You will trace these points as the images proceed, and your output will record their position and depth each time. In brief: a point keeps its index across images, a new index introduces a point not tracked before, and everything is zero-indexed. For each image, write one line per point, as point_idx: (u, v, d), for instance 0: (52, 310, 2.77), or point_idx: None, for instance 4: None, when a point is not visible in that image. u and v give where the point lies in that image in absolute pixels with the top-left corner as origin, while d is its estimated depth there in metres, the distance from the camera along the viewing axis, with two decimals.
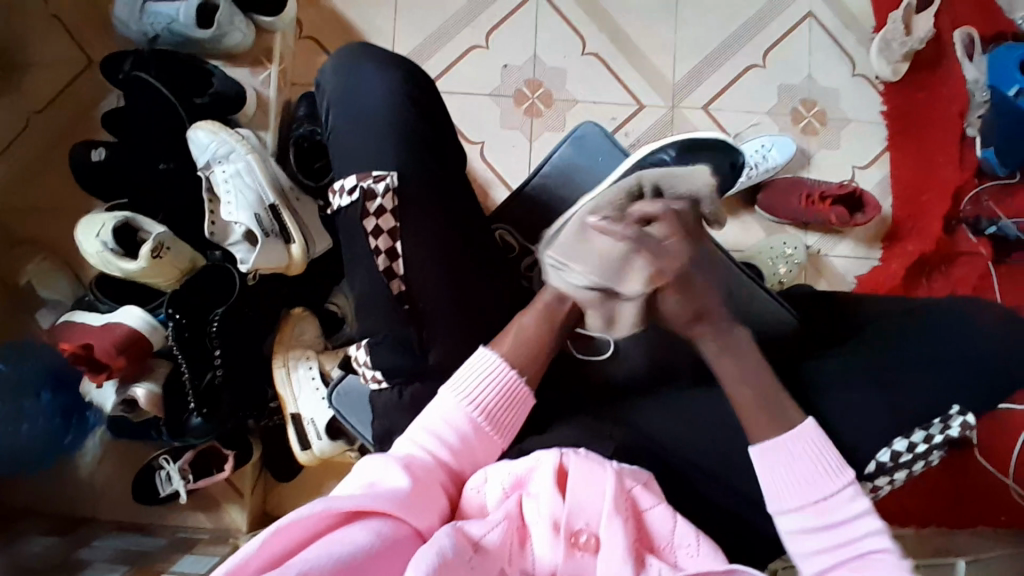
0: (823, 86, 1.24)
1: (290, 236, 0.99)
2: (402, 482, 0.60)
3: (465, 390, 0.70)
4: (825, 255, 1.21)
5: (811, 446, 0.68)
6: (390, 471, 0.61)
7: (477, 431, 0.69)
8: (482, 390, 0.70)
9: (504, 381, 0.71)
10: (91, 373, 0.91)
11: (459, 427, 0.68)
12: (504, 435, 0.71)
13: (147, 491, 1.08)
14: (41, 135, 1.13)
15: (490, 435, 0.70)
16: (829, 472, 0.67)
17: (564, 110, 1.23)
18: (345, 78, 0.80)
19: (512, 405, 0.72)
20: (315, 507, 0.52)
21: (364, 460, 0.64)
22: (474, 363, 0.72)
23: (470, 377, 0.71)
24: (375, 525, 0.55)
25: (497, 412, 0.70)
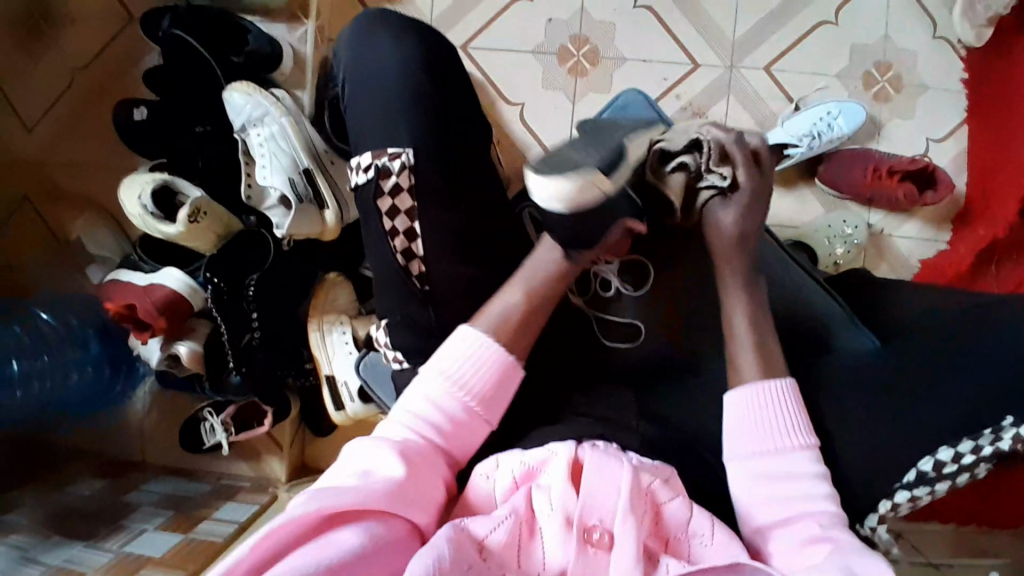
0: (902, 46, 1.12)
1: (324, 202, 0.98)
2: (397, 471, 0.61)
3: (452, 372, 0.68)
4: (889, 235, 1.12)
5: (772, 404, 0.65)
6: (387, 458, 0.63)
7: (466, 413, 0.68)
8: (471, 372, 0.68)
9: (495, 363, 0.69)
10: (136, 331, 0.96)
11: (448, 409, 0.67)
12: (494, 414, 0.69)
13: (192, 440, 1.13)
14: (88, 92, 1.14)
15: (479, 418, 0.68)
16: (788, 429, 0.64)
17: (610, 70, 1.15)
18: (363, 45, 0.77)
19: (501, 385, 0.69)
20: (308, 508, 0.55)
21: (355, 444, 0.66)
22: (461, 343, 0.69)
23: (454, 359, 0.69)
24: (368, 524, 0.57)
25: (488, 395, 0.68)
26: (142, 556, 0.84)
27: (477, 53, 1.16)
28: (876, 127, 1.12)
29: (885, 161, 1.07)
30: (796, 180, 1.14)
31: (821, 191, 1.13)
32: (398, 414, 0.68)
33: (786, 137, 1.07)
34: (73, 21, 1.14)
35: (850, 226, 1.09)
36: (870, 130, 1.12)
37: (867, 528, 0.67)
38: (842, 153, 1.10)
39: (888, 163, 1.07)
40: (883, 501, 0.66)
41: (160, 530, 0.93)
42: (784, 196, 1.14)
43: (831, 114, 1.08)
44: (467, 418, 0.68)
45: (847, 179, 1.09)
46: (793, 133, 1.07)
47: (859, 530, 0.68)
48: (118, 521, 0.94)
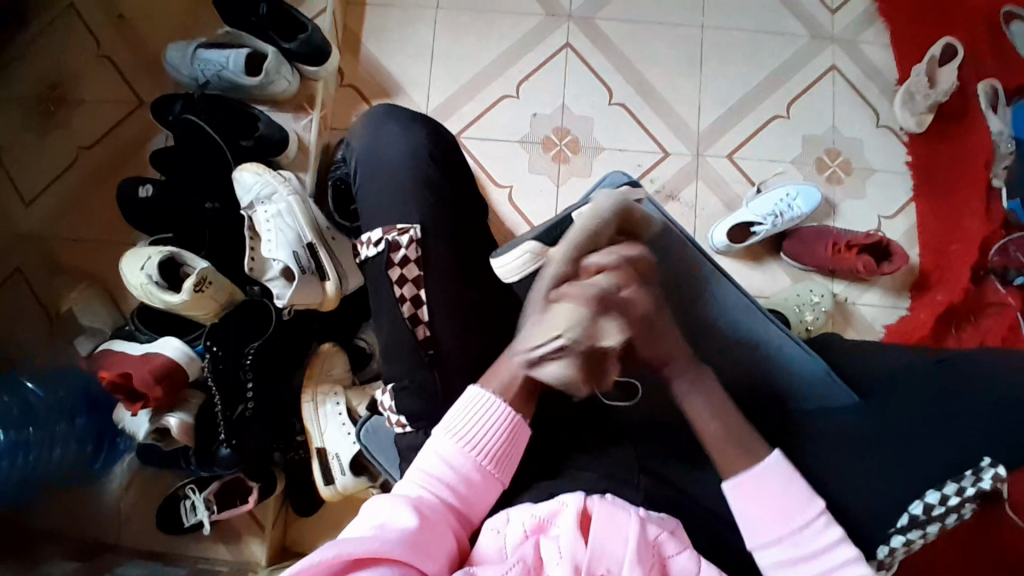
0: (846, 137, 1.27)
1: (325, 273, 1.03)
2: (412, 521, 0.62)
3: (463, 430, 0.70)
4: (852, 303, 1.21)
5: (775, 485, 0.67)
6: (401, 512, 0.63)
7: (478, 472, 0.70)
8: (481, 430, 0.71)
9: (503, 420, 0.71)
10: (126, 402, 0.93)
11: (460, 468, 0.69)
12: (504, 471, 0.71)
13: (172, 521, 1.09)
14: (95, 173, 1.20)
15: (490, 477, 0.70)
16: (801, 502, 0.66)
17: (590, 157, 1.26)
18: (373, 133, 0.87)
19: (511, 442, 0.72)
20: (327, 553, 0.54)
21: (370, 502, 0.66)
22: (471, 401, 0.72)
23: (464, 419, 0.71)
24: (384, 570, 0.56)
25: (497, 453, 0.71)
26: None
27: (469, 143, 1.26)
28: (831, 207, 1.24)
29: (842, 236, 1.18)
30: (763, 255, 1.23)
31: (787, 264, 1.22)
32: (411, 472, 0.70)
33: (750, 217, 1.18)
34: (88, 111, 1.21)
35: (816, 294, 1.18)
36: (826, 209, 1.24)
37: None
38: (802, 231, 1.20)
39: (845, 237, 1.18)
40: (881, 547, 0.70)
41: None
42: (753, 270, 1.22)
43: (790, 196, 1.19)
44: (479, 478, 0.70)
45: (809, 252, 1.19)
46: (757, 213, 1.18)
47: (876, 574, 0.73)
48: None
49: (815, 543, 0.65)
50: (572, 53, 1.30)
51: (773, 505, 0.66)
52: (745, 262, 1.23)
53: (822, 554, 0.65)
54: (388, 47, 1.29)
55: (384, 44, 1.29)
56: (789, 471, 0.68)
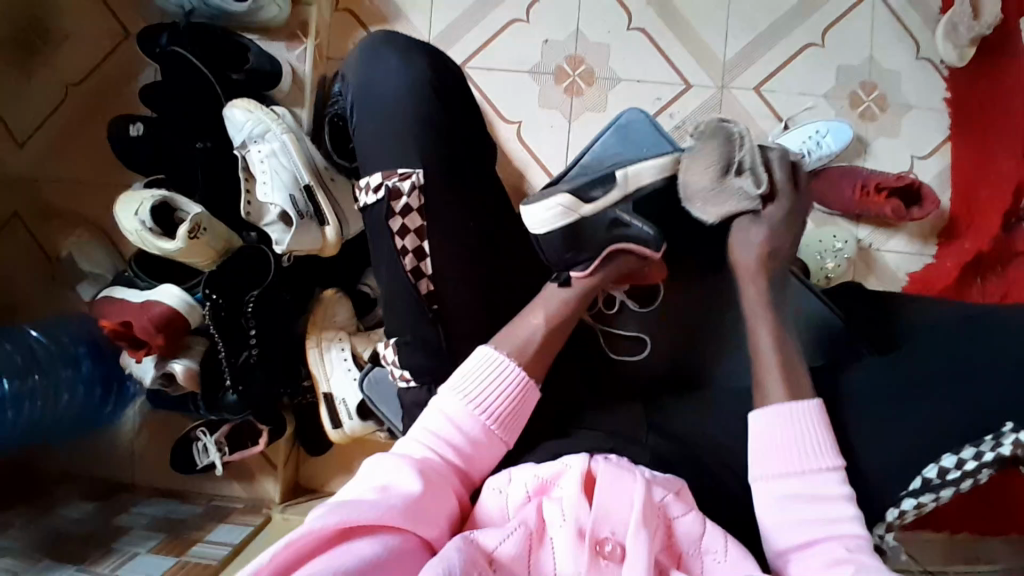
0: (884, 68, 1.17)
1: (324, 217, 0.98)
2: (415, 485, 0.61)
3: (471, 392, 0.69)
4: (876, 249, 1.16)
5: (796, 430, 0.66)
6: (406, 474, 0.62)
7: (484, 434, 0.68)
8: (490, 393, 0.69)
9: (514, 383, 0.69)
10: (131, 350, 0.94)
11: (467, 429, 0.67)
12: (510, 433, 0.69)
13: (183, 461, 1.10)
14: (83, 108, 1.13)
15: (497, 440, 0.69)
16: (821, 450, 0.65)
17: (605, 89, 1.18)
18: (370, 65, 0.79)
19: (520, 405, 0.70)
20: (328, 519, 0.54)
21: (375, 459, 0.65)
22: (482, 362, 0.70)
23: (473, 378, 0.69)
24: (384, 538, 0.56)
25: (505, 416, 0.69)
26: None
27: (475, 73, 1.18)
28: (862, 145, 1.16)
29: (872, 178, 1.11)
30: None
31: (810, 207, 1.16)
32: (417, 431, 0.68)
33: None
34: (69, 38, 1.13)
35: (840, 240, 1.12)
36: (857, 149, 1.16)
37: (877, 536, 0.69)
38: (830, 170, 1.13)
39: (874, 180, 1.11)
40: (891, 510, 0.68)
41: (153, 551, 0.90)
42: None
43: (820, 132, 1.12)
44: (485, 440, 0.68)
45: (834, 195, 1.12)
46: (784, 151, 1.11)
47: (872, 540, 0.70)
48: (109, 544, 0.91)
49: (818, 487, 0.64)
50: None
51: (795, 446, 0.65)
52: None
53: (827, 501, 0.63)
54: None
55: None
56: (818, 418, 0.66)
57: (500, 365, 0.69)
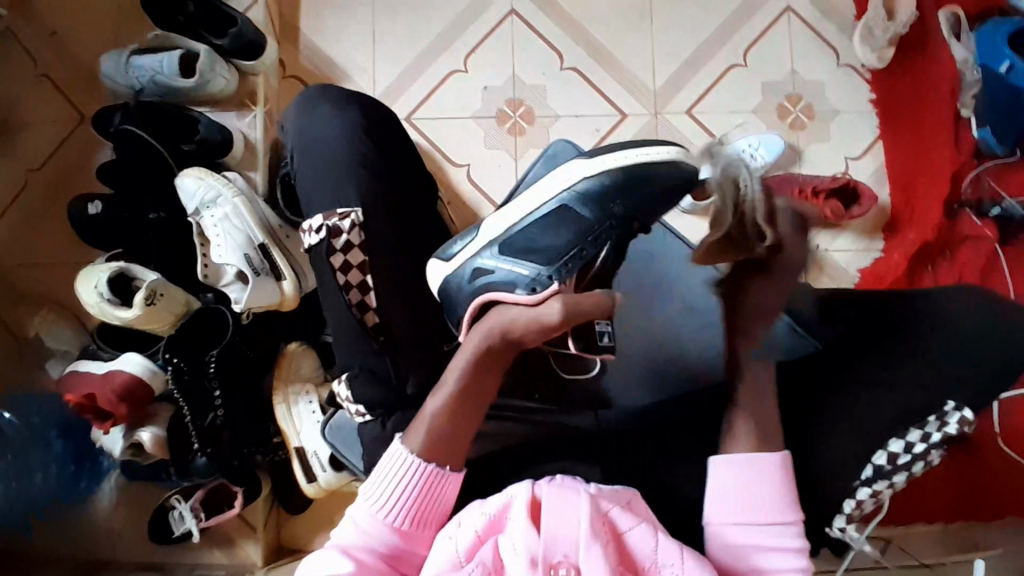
0: (806, 80, 1.24)
1: (281, 273, 1.01)
2: (345, 569, 0.61)
3: (377, 496, 0.66)
4: (824, 250, 1.20)
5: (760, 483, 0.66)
6: (332, 561, 0.62)
7: (405, 528, 0.65)
8: (398, 487, 0.66)
9: (417, 477, 0.66)
10: (97, 421, 0.95)
11: (377, 531, 0.65)
12: (432, 524, 0.66)
13: (160, 531, 1.08)
14: (43, 194, 1.17)
15: (415, 536, 0.66)
16: (775, 506, 0.65)
17: (545, 126, 1.23)
18: (308, 117, 0.83)
19: (431, 499, 0.66)
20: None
21: (303, 565, 0.64)
22: (385, 462, 0.67)
23: (385, 476, 0.66)
24: None
25: (417, 511, 0.65)
26: None
27: (421, 124, 1.23)
28: (795, 153, 1.22)
29: (808, 182, 1.16)
30: None
31: None
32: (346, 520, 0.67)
33: None
34: (25, 129, 1.18)
35: None
36: (792, 156, 1.22)
37: (837, 529, 0.74)
38: (769, 179, 1.16)
39: (812, 184, 1.16)
40: (847, 501, 0.72)
41: None
42: None
43: (753, 145, 1.17)
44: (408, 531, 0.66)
45: None
46: None
47: (831, 533, 0.75)
48: None
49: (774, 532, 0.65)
50: (518, 19, 1.25)
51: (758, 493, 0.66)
52: None
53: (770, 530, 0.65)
54: (327, 31, 1.25)
55: (323, 29, 1.25)
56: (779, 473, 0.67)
57: (400, 463, 0.66)
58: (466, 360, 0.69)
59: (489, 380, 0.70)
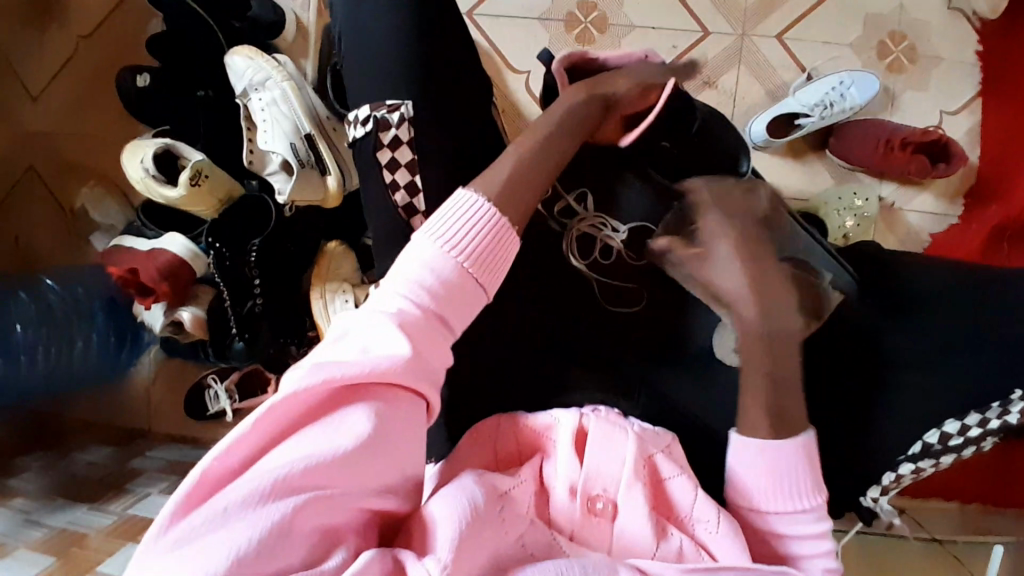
0: (916, 17, 1.10)
1: (326, 167, 0.98)
2: (404, 341, 0.50)
3: (444, 236, 0.55)
4: (899, 209, 1.11)
5: (786, 467, 0.59)
6: (385, 324, 0.51)
7: (465, 279, 0.55)
8: (464, 236, 0.56)
9: (488, 228, 0.57)
10: (140, 297, 0.96)
11: (442, 280, 0.54)
12: (492, 278, 0.57)
13: (196, 408, 1.11)
14: (92, 60, 1.13)
15: (480, 283, 0.56)
16: (801, 494, 0.59)
17: (619, 37, 1.13)
18: (355, 1, 0.73)
19: (498, 253, 0.58)
20: (313, 380, 0.45)
21: (344, 316, 0.52)
22: (451, 207, 0.58)
23: (455, 225, 0.56)
24: (380, 401, 0.47)
25: (484, 257, 0.56)
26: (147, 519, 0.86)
27: (481, 22, 1.14)
28: (889, 100, 1.11)
29: (898, 133, 1.06)
30: (806, 151, 1.12)
31: (832, 162, 1.12)
32: (391, 273, 0.55)
33: (796, 107, 1.07)
34: None
35: (860, 198, 1.08)
36: (883, 102, 1.11)
37: (870, 499, 0.71)
38: (848, 127, 1.09)
39: (901, 135, 1.06)
40: (888, 473, 0.70)
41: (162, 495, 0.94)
42: (794, 168, 1.12)
43: (844, 84, 1.07)
44: (468, 286, 0.55)
45: (858, 150, 1.08)
46: (803, 102, 1.06)
47: (864, 502, 0.72)
48: (123, 487, 0.97)
49: (801, 527, 0.59)
50: None
51: (776, 483, 0.59)
52: (785, 158, 1.12)
53: (797, 522, 0.59)
54: None
55: None
56: (803, 459, 0.59)
57: (473, 213, 0.57)
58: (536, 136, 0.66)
59: (541, 172, 0.64)
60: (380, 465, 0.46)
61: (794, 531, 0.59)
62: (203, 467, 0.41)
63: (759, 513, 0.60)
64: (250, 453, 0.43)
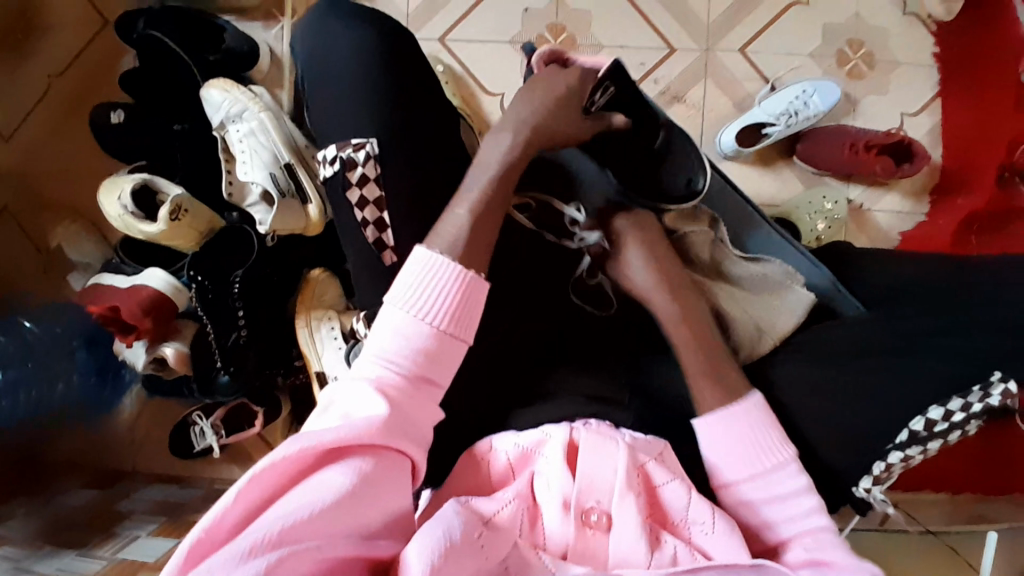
0: (871, 25, 1.15)
1: (308, 196, 0.97)
2: (379, 407, 0.55)
3: (414, 302, 0.59)
4: (868, 210, 1.15)
5: (748, 429, 0.63)
6: (366, 395, 0.57)
7: (438, 343, 0.59)
8: (432, 299, 0.60)
9: (453, 283, 0.60)
10: (120, 334, 0.94)
11: (416, 344, 0.59)
12: (465, 336, 0.61)
13: (182, 445, 1.10)
14: (64, 99, 1.13)
15: (453, 342, 0.60)
16: (768, 448, 0.63)
17: (588, 56, 1.16)
18: (329, 31, 0.75)
19: (468, 307, 0.61)
20: (290, 448, 0.50)
21: (333, 388, 0.60)
22: (416, 266, 0.61)
23: (423, 291, 0.60)
24: (357, 460, 0.52)
25: (454, 317, 0.60)
26: (136, 562, 0.83)
27: (454, 47, 1.16)
28: (851, 105, 1.15)
29: (863, 137, 1.11)
30: (775, 158, 1.16)
31: (801, 168, 1.15)
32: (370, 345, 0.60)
33: (762, 117, 1.11)
34: (44, 29, 1.12)
35: (830, 202, 1.12)
36: (845, 108, 1.15)
37: (862, 490, 0.68)
38: (818, 131, 1.12)
39: (864, 138, 1.10)
40: (879, 463, 0.67)
41: (151, 537, 0.92)
42: (765, 175, 1.15)
43: (807, 92, 1.11)
44: (442, 348, 0.59)
45: (826, 156, 1.12)
46: (769, 111, 1.10)
47: (856, 493, 0.69)
48: (110, 531, 0.94)
49: (779, 487, 0.62)
50: None
51: (742, 446, 0.63)
52: (756, 166, 1.15)
53: (774, 484, 0.62)
54: None
55: None
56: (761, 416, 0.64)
57: (435, 265, 0.61)
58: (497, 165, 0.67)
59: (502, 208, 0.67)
60: (361, 517, 0.50)
61: (775, 494, 0.62)
62: (196, 536, 0.46)
63: (733, 486, 0.63)
64: (239, 519, 0.48)
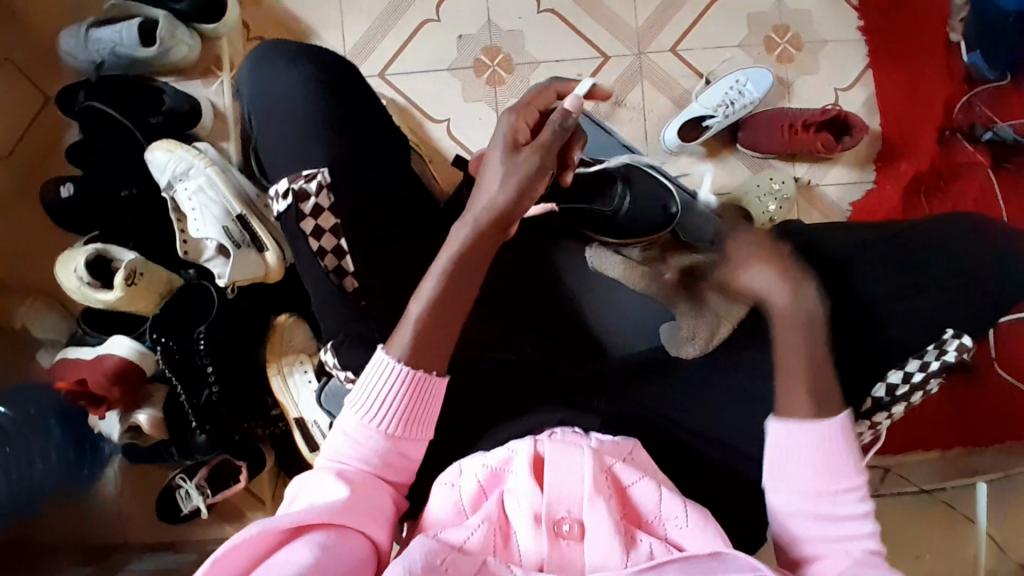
0: (794, 9, 1.19)
1: (263, 245, 0.98)
2: (339, 493, 0.60)
3: (364, 404, 0.64)
4: (815, 185, 1.17)
5: (827, 450, 0.63)
6: (327, 484, 0.61)
7: (392, 442, 0.64)
8: (381, 401, 0.64)
9: (403, 382, 0.64)
10: (91, 407, 0.93)
11: (370, 440, 0.64)
12: (419, 433, 0.65)
13: (168, 510, 1.08)
14: (11, 180, 1.13)
15: (406, 440, 0.65)
16: (841, 474, 0.63)
17: (526, 74, 1.19)
18: (263, 78, 0.77)
19: (420, 404, 0.65)
20: (252, 531, 0.54)
21: (298, 481, 0.64)
22: (372, 372, 0.65)
23: (371, 390, 0.65)
24: (319, 538, 0.56)
25: (406, 417, 0.64)
26: None
27: (394, 81, 1.18)
28: (785, 88, 1.19)
29: (797, 117, 1.13)
30: (721, 149, 1.18)
31: (745, 155, 1.17)
32: (330, 444, 0.66)
33: (700, 110, 1.13)
34: None
35: (777, 182, 1.14)
36: (780, 91, 1.18)
37: None
38: (755, 118, 1.15)
39: (801, 118, 1.13)
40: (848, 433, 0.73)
41: None
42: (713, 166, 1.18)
43: (740, 82, 1.14)
44: (396, 446, 0.65)
45: (765, 139, 1.14)
46: (706, 105, 1.13)
47: None
48: None
49: (838, 508, 0.63)
50: None
51: (814, 466, 0.63)
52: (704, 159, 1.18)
53: (835, 508, 0.63)
54: None
55: None
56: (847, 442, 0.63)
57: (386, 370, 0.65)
58: (448, 261, 0.67)
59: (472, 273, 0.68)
60: None
61: (830, 513, 0.63)
62: None
63: (795, 494, 0.63)
64: None
